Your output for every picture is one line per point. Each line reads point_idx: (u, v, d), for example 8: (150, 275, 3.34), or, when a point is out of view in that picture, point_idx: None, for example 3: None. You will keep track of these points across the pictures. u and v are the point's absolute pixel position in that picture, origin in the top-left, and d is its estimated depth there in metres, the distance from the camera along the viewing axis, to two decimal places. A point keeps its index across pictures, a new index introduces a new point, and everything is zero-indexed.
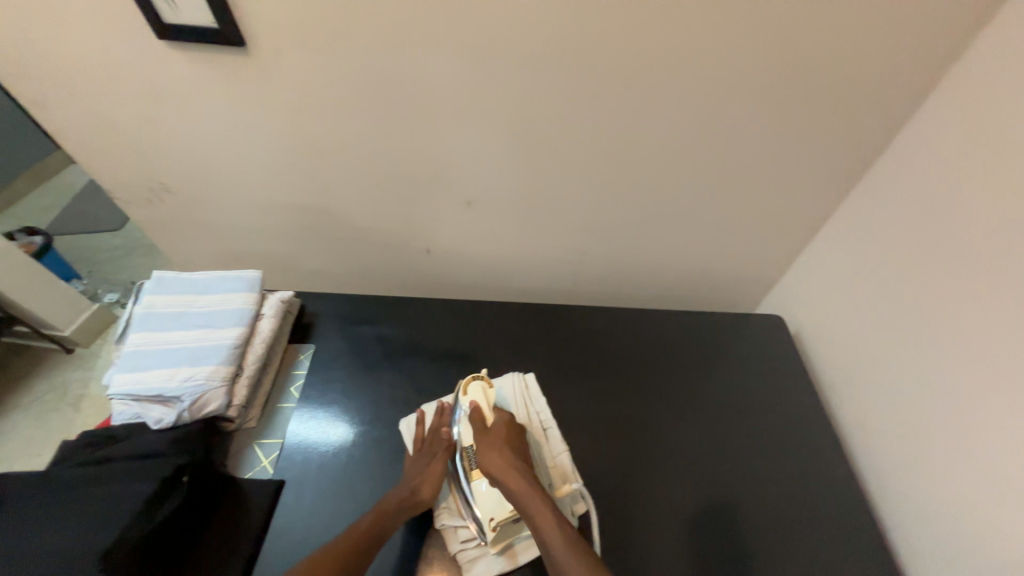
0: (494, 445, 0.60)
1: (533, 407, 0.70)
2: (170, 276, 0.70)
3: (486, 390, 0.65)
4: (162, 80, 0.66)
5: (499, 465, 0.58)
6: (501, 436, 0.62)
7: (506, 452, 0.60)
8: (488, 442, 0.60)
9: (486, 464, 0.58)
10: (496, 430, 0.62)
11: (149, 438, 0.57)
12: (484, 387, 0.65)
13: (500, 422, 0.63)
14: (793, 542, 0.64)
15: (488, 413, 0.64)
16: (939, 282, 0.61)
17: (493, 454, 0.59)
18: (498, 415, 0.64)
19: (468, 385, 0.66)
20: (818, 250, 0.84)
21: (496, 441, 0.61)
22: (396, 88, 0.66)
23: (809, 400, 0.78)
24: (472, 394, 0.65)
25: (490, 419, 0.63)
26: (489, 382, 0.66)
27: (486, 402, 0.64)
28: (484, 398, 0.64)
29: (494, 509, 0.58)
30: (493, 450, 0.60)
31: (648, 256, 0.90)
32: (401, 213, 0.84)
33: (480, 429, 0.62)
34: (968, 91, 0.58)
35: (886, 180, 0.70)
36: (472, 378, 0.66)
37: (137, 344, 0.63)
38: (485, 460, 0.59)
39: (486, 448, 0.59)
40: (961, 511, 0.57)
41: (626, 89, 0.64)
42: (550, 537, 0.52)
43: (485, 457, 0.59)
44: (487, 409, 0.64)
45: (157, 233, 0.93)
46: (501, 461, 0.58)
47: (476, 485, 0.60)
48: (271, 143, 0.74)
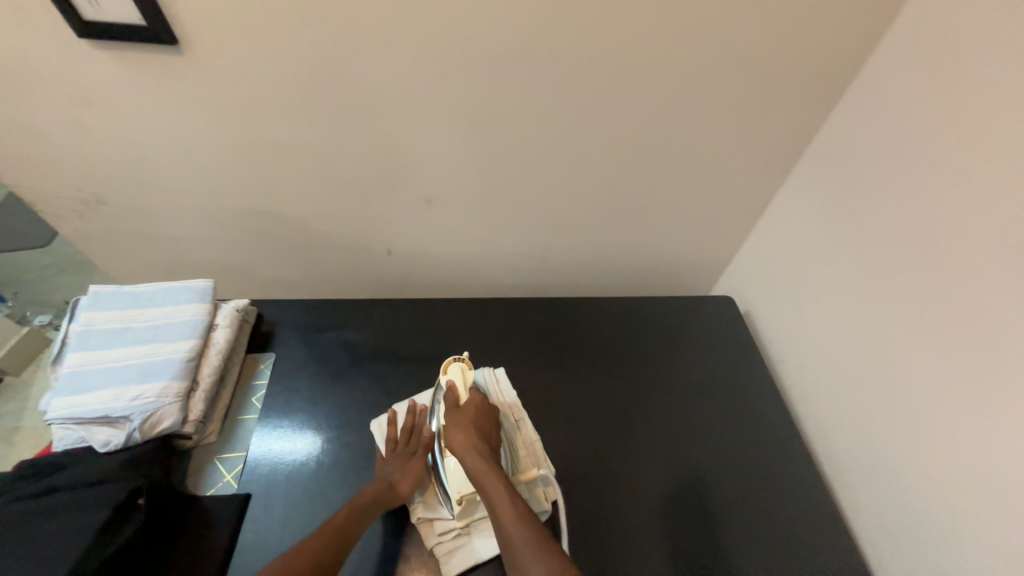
0: (461, 423, 0.61)
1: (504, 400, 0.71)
2: (110, 289, 0.66)
3: (465, 371, 0.66)
4: (92, 83, 0.62)
5: (460, 441, 0.59)
6: (471, 413, 0.62)
7: (470, 429, 0.60)
8: (455, 419, 0.61)
9: (451, 439, 0.59)
10: (466, 407, 0.63)
11: (96, 462, 0.54)
12: (463, 368, 0.67)
13: (472, 401, 0.64)
14: (750, 504, 0.69)
15: (461, 393, 0.65)
16: (871, 255, 0.67)
17: (458, 431, 0.60)
18: (471, 394, 0.65)
19: (449, 366, 0.68)
20: (761, 234, 0.90)
21: (466, 418, 0.62)
22: (349, 87, 0.65)
23: (761, 374, 0.83)
24: (451, 373, 0.66)
25: (463, 398, 0.64)
26: (469, 363, 0.68)
27: (462, 382, 0.66)
28: (461, 380, 0.66)
29: (461, 484, 0.59)
30: (459, 426, 0.61)
31: (607, 247, 0.93)
32: (360, 216, 0.82)
33: (452, 408, 0.63)
34: (887, 80, 0.64)
35: (820, 166, 0.76)
36: (452, 359, 0.68)
37: (76, 363, 0.59)
38: (450, 435, 0.60)
39: (453, 425, 0.61)
40: (897, 459, 0.64)
41: (579, 83, 0.66)
42: (497, 507, 0.54)
43: (451, 434, 0.60)
44: (462, 389, 0.65)
45: (93, 247, 0.86)
46: (463, 437, 0.59)
47: (447, 462, 0.61)
48: (217, 147, 0.71)
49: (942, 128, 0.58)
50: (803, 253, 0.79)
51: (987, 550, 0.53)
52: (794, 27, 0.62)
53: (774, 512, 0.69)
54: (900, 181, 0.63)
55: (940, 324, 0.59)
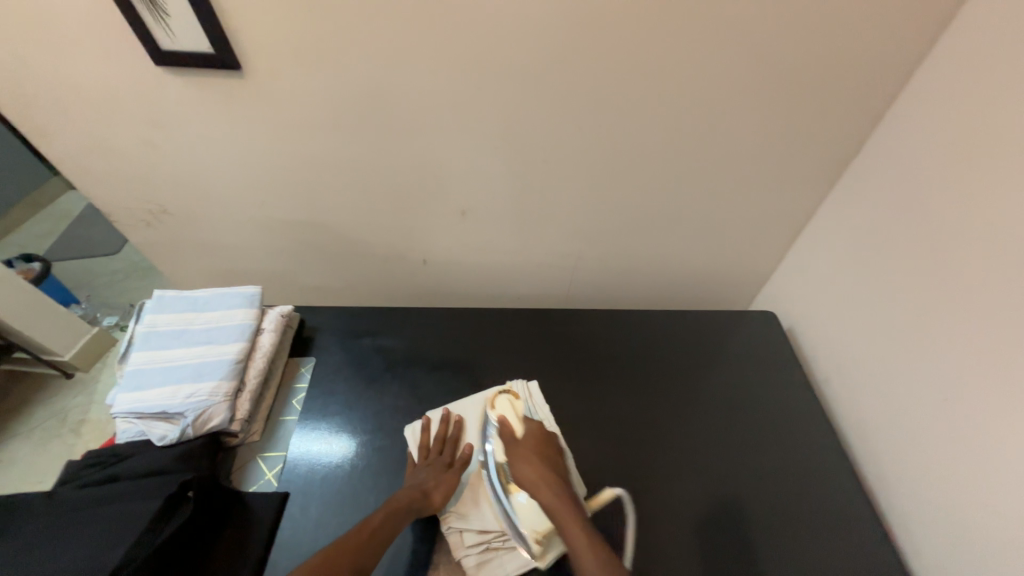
0: (527, 457, 0.62)
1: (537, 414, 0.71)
2: (170, 294, 0.71)
3: (514, 403, 0.68)
4: (162, 105, 0.68)
5: (530, 476, 0.60)
6: (534, 446, 0.63)
7: (537, 461, 0.61)
8: (519, 453, 0.62)
9: (520, 474, 0.60)
10: (527, 439, 0.64)
11: (154, 455, 0.58)
12: (511, 400, 0.69)
13: (529, 432, 0.65)
14: (794, 531, 0.65)
15: (516, 425, 0.66)
16: (916, 269, 0.63)
17: (526, 464, 0.61)
18: (527, 426, 0.66)
19: (496, 400, 0.69)
20: (805, 247, 0.86)
21: (530, 452, 0.62)
22: (388, 104, 0.68)
23: (806, 394, 0.79)
24: (501, 408, 0.68)
25: (520, 430, 0.65)
26: (516, 395, 0.70)
27: (514, 415, 0.67)
28: (512, 411, 0.67)
29: (535, 521, 0.58)
30: (524, 459, 0.61)
31: (641, 259, 0.91)
32: (397, 226, 0.85)
33: (513, 442, 0.64)
34: (937, 85, 0.61)
35: (869, 176, 0.72)
36: (499, 393, 0.70)
37: (140, 362, 0.64)
38: (518, 468, 0.61)
39: (520, 458, 0.61)
40: (948, 490, 0.58)
41: (612, 95, 0.66)
42: (577, 548, 0.53)
43: (519, 470, 0.61)
44: (515, 421, 0.66)
45: (157, 254, 0.94)
46: (533, 470, 0.60)
47: (514, 496, 0.61)
48: (267, 162, 0.76)
49: (997, 131, 0.53)
50: (849, 267, 0.75)
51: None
52: (838, 32, 0.60)
53: (819, 542, 0.64)
54: (948, 191, 0.59)
55: (997, 343, 0.53)
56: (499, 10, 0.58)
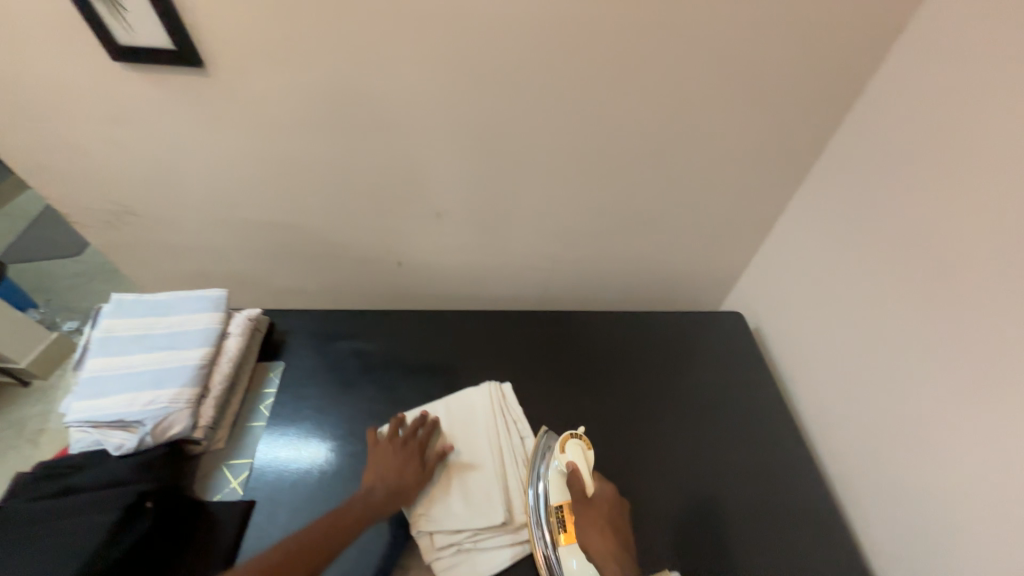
0: (595, 523, 0.58)
1: (510, 415, 0.71)
2: (130, 298, 0.69)
3: (586, 454, 0.60)
4: (121, 102, 0.66)
5: (599, 548, 0.56)
6: (604, 512, 0.59)
7: (608, 533, 0.57)
8: (589, 519, 0.58)
9: (587, 541, 0.56)
10: (598, 503, 0.59)
11: (110, 465, 0.55)
12: (582, 449, 0.61)
13: (601, 493, 0.60)
14: (763, 525, 0.66)
15: (588, 480, 0.59)
16: (879, 270, 0.66)
17: (592, 530, 0.57)
18: (600, 486, 0.61)
19: (567, 444, 0.61)
20: (772, 248, 0.89)
21: (599, 519, 0.58)
22: (361, 104, 0.67)
23: (773, 391, 0.81)
24: (570, 454, 0.61)
25: (592, 488, 0.59)
26: (588, 443, 0.62)
27: (586, 467, 0.60)
28: (586, 463, 0.60)
29: None
30: (593, 527, 0.57)
31: (616, 261, 0.93)
32: (372, 228, 0.84)
33: (581, 501, 0.58)
34: (892, 95, 0.64)
35: (831, 180, 0.75)
36: (570, 436, 0.62)
37: (96, 369, 0.61)
38: (585, 535, 0.57)
39: (588, 524, 0.57)
40: (913, 481, 0.61)
41: (584, 98, 0.67)
42: None
43: (586, 535, 0.57)
44: (588, 476, 0.59)
45: (119, 256, 0.90)
46: (603, 543, 0.56)
47: (565, 550, 0.57)
48: (235, 161, 0.74)
49: (953, 141, 0.57)
50: (815, 268, 0.78)
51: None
52: (798, 41, 0.63)
53: (786, 534, 0.66)
54: (907, 197, 0.62)
55: (954, 341, 0.57)
56: (476, 13, 0.59)
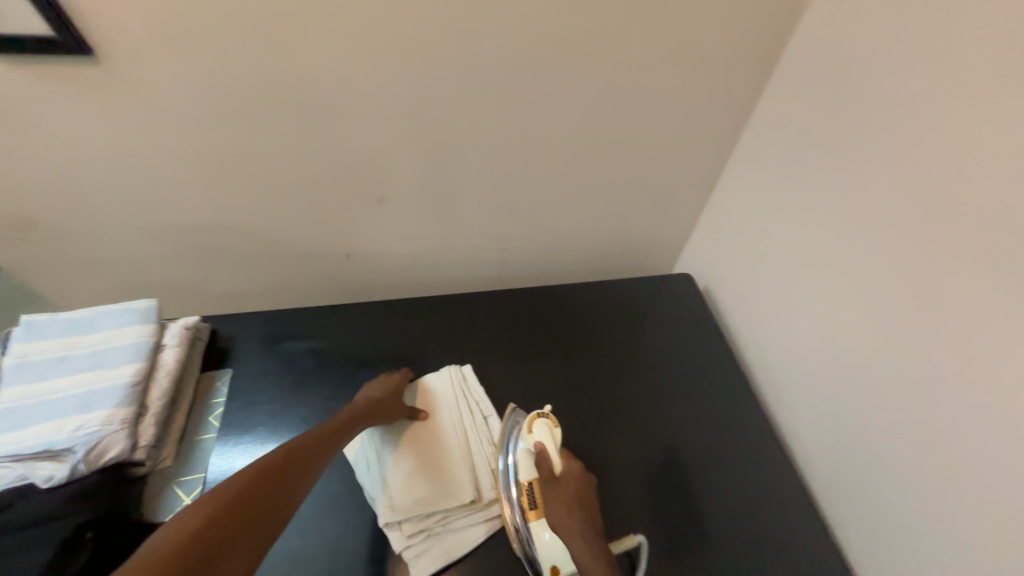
0: (563, 500, 0.58)
1: (472, 397, 0.71)
2: (43, 319, 0.63)
3: (553, 432, 0.61)
4: (1, 101, 0.58)
5: (564, 527, 0.56)
6: (571, 489, 0.58)
7: (575, 510, 0.57)
8: (556, 498, 0.58)
9: (553, 518, 0.57)
10: (566, 482, 0.59)
11: (38, 500, 0.50)
12: (549, 427, 0.62)
13: (570, 472, 0.60)
14: (717, 472, 0.71)
15: (554, 458, 0.60)
16: (809, 222, 0.70)
17: (559, 508, 0.57)
18: (568, 464, 0.60)
19: (534, 424, 0.63)
20: (715, 209, 0.92)
21: (567, 497, 0.58)
22: (281, 88, 0.63)
23: (724, 346, 0.85)
24: (537, 432, 0.62)
25: (559, 467, 0.60)
26: (554, 421, 0.63)
27: (553, 445, 0.60)
28: (552, 441, 0.61)
29: (556, 559, 0.57)
30: (560, 505, 0.57)
31: (567, 234, 0.93)
32: (312, 221, 0.80)
33: (548, 480, 0.59)
34: (812, 50, 0.66)
35: (763, 137, 0.77)
36: (536, 416, 0.63)
37: (13, 400, 0.56)
38: (552, 515, 0.57)
39: (556, 502, 0.58)
40: (841, 417, 0.66)
41: (517, 69, 0.66)
42: None
43: (552, 513, 0.57)
44: (555, 455, 0.60)
45: (30, 275, 0.82)
46: (569, 520, 0.56)
47: (533, 525, 0.59)
48: (148, 160, 0.68)
49: (867, 93, 0.59)
50: (755, 225, 0.81)
51: (915, 499, 0.57)
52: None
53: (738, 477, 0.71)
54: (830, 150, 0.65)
55: (872, 281, 0.61)
56: None
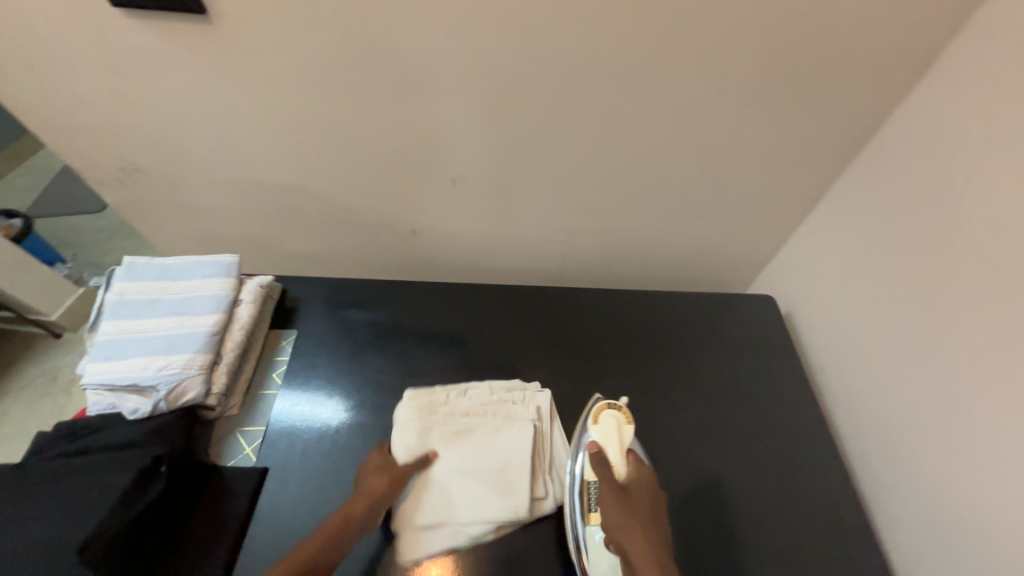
0: (629, 508, 0.54)
1: (447, 403, 0.65)
2: (142, 261, 0.68)
3: (621, 428, 0.60)
4: (122, 54, 0.62)
5: (629, 539, 0.52)
6: (639, 498, 0.56)
7: (642, 523, 0.54)
8: (621, 503, 0.55)
9: (614, 527, 0.53)
10: (634, 490, 0.56)
11: (124, 428, 0.56)
12: (618, 422, 0.61)
13: (637, 481, 0.57)
14: (777, 515, 0.65)
15: (614, 460, 0.58)
16: (936, 258, 0.61)
17: (620, 515, 0.54)
18: (632, 469, 0.58)
19: (601, 415, 0.61)
20: (811, 227, 0.82)
21: (634, 507, 0.55)
22: (371, 59, 0.62)
23: (799, 380, 0.78)
24: (604, 427, 0.60)
25: (624, 473, 0.58)
26: (625, 416, 0.61)
27: (617, 444, 0.59)
28: (617, 439, 0.59)
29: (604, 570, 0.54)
30: (626, 514, 0.54)
31: (639, 237, 0.88)
32: (386, 194, 0.81)
33: (615, 484, 0.56)
34: (974, 61, 0.56)
35: (887, 154, 0.68)
36: (605, 408, 0.62)
37: (110, 333, 0.61)
38: (613, 524, 0.53)
39: (621, 510, 0.54)
40: (939, 481, 0.59)
41: (616, 57, 0.60)
42: None
43: (615, 521, 0.53)
44: (617, 458, 0.59)
45: (133, 216, 0.90)
46: (630, 534, 0.53)
47: (591, 531, 0.56)
48: (242, 120, 0.70)
49: None
50: (859, 252, 0.72)
51: None
52: None
53: (798, 525, 0.65)
54: (978, 183, 0.56)
55: (1007, 338, 0.52)
56: None
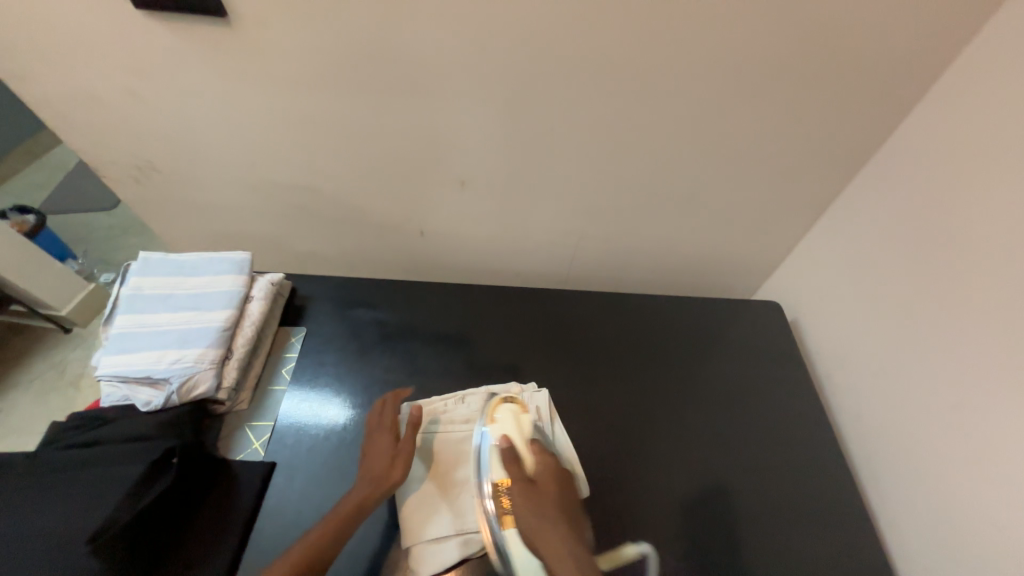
0: (539, 502, 0.56)
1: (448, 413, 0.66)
2: (157, 256, 0.69)
3: (519, 421, 0.63)
4: (143, 54, 0.64)
5: (544, 531, 0.54)
6: (547, 488, 0.57)
7: (553, 515, 0.55)
8: (532, 497, 0.56)
9: (527, 523, 0.54)
10: (543, 482, 0.57)
11: (137, 420, 0.57)
12: (515, 415, 0.63)
13: (545, 471, 0.58)
14: (782, 522, 0.65)
15: (522, 454, 0.60)
16: (943, 267, 0.61)
17: (530, 511, 0.55)
18: (539, 457, 0.60)
19: (499, 412, 0.64)
20: (818, 235, 0.83)
21: (544, 500, 0.56)
22: (386, 63, 0.63)
23: (804, 387, 0.78)
24: (503, 423, 0.62)
25: (532, 465, 0.59)
26: (521, 410, 0.64)
27: (519, 437, 0.61)
28: (516, 429, 0.62)
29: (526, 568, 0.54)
30: (538, 508, 0.55)
31: (645, 242, 0.88)
32: (395, 195, 0.82)
33: (524, 479, 0.57)
34: (984, 71, 0.56)
35: (894, 163, 0.68)
36: (502, 404, 0.64)
37: (124, 326, 0.62)
38: (526, 519, 0.54)
39: (531, 505, 0.55)
40: (945, 488, 0.59)
41: (627, 63, 0.61)
42: None
43: (529, 517, 0.54)
44: (524, 452, 0.60)
45: (146, 213, 0.91)
46: (543, 527, 0.54)
47: (507, 531, 0.56)
48: (257, 120, 0.72)
49: None
50: (866, 260, 0.72)
51: None
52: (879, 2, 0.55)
53: (804, 532, 0.65)
54: (985, 193, 0.56)
55: (1015, 347, 0.53)
56: None
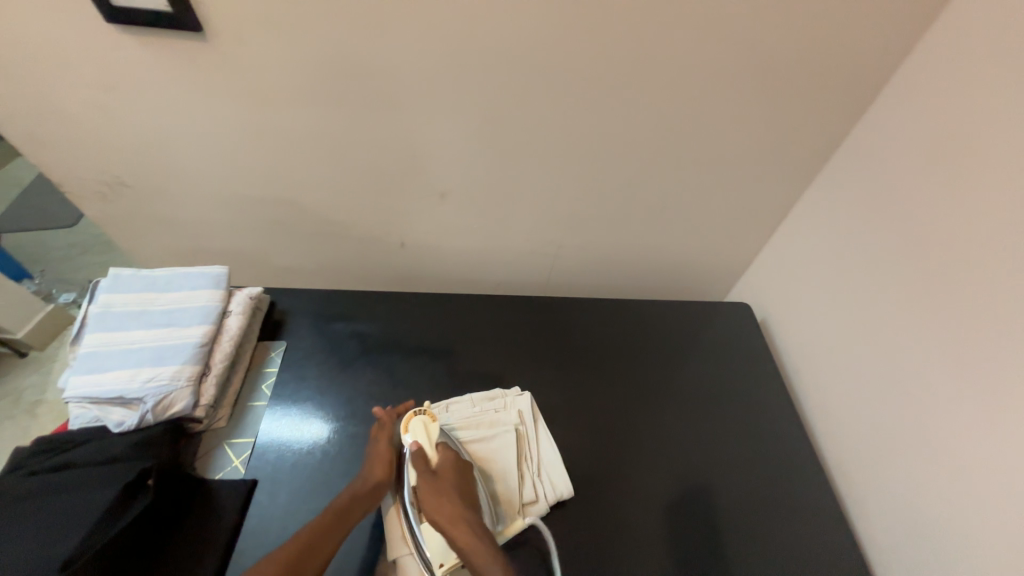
0: (440, 491, 0.56)
1: None
2: (128, 272, 0.67)
3: (428, 426, 0.61)
4: (116, 68, 0.63)
5: (446, 515, 0.55)
6: (449, 477, 0.58)
7: (456, 501, 0.56)
8: (435, 487, 0.56)
9: (434, 514, 0.55)
10: (445, 473, 0.58)
11: (109, 442, 0.55)
12: (426, 422, 0.62)
13: (446, 462, 0.59)
14: (760, 513, 0.68)
15: (430, 453, 0.60)
16: (894, 265, 0.66)
17: (433, 500, 0.56)
18: (442, 451, 0.60)
19: (409, 423, 0.62)
20: (782, 239, 0.88)
21: (447, 487, 0.57)
22: (367, 78, 0.65)
23: (775, 383, 0.81)
24: (415, 431, 0.61)
25: (435, 460, 0.59)
26: (432, 416, 0.63)
27: (427, 438, 0.60)
28: (426, 436, 0.61)
29: (442, 554, 0.55)
30: (442, 495, 0.56)
31: (622, 249, 0.91)
32: (375, 207, 0.83)
33: (428, 473, 0.58)
34: (920, 87, 0.62)
35: (847, 171, 0.73)
36: (412, 414, 0.62)
37: (94, 345, 0.60)
38: (431, 510, 0.55)
39: (433, 494, 0.56)
40: (905, 472, 0.63)
41: (599, 78, 0.65)
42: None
43: (434, 507, 0.55)
44: (430, 449, 0.60)
45: (113, 230, 0.88)
46: (444, 510, 0.55)
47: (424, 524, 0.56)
48: (234, 134, 0.72)
49: (979, 138, 0.55)
50: (826, 261, 0.77)
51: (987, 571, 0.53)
52: (825, 25, 0.60)
53: (781, 522, 0.68)
54: (926, 197, 0.61)
55: (960, 337, 0.57)
56: None
